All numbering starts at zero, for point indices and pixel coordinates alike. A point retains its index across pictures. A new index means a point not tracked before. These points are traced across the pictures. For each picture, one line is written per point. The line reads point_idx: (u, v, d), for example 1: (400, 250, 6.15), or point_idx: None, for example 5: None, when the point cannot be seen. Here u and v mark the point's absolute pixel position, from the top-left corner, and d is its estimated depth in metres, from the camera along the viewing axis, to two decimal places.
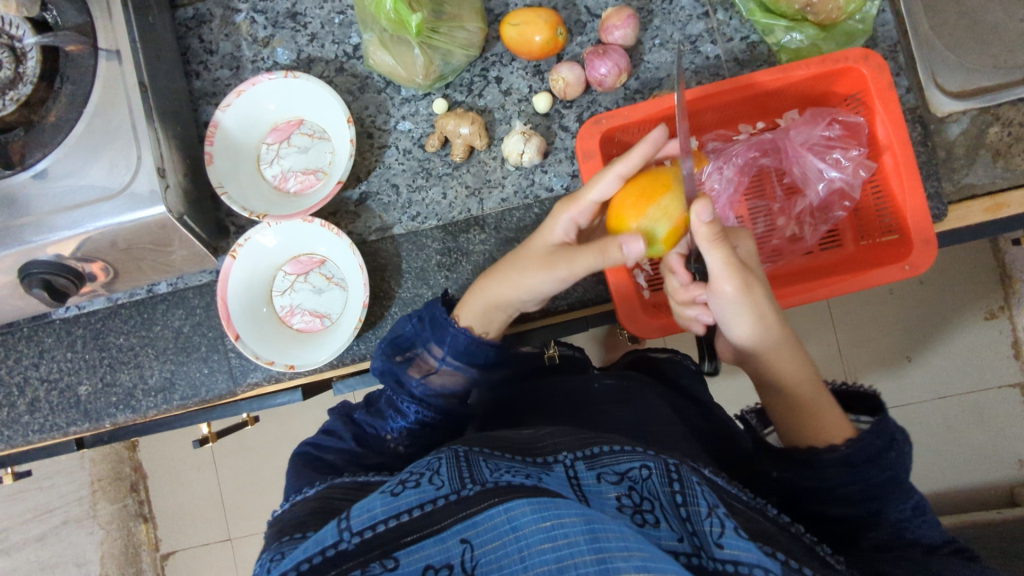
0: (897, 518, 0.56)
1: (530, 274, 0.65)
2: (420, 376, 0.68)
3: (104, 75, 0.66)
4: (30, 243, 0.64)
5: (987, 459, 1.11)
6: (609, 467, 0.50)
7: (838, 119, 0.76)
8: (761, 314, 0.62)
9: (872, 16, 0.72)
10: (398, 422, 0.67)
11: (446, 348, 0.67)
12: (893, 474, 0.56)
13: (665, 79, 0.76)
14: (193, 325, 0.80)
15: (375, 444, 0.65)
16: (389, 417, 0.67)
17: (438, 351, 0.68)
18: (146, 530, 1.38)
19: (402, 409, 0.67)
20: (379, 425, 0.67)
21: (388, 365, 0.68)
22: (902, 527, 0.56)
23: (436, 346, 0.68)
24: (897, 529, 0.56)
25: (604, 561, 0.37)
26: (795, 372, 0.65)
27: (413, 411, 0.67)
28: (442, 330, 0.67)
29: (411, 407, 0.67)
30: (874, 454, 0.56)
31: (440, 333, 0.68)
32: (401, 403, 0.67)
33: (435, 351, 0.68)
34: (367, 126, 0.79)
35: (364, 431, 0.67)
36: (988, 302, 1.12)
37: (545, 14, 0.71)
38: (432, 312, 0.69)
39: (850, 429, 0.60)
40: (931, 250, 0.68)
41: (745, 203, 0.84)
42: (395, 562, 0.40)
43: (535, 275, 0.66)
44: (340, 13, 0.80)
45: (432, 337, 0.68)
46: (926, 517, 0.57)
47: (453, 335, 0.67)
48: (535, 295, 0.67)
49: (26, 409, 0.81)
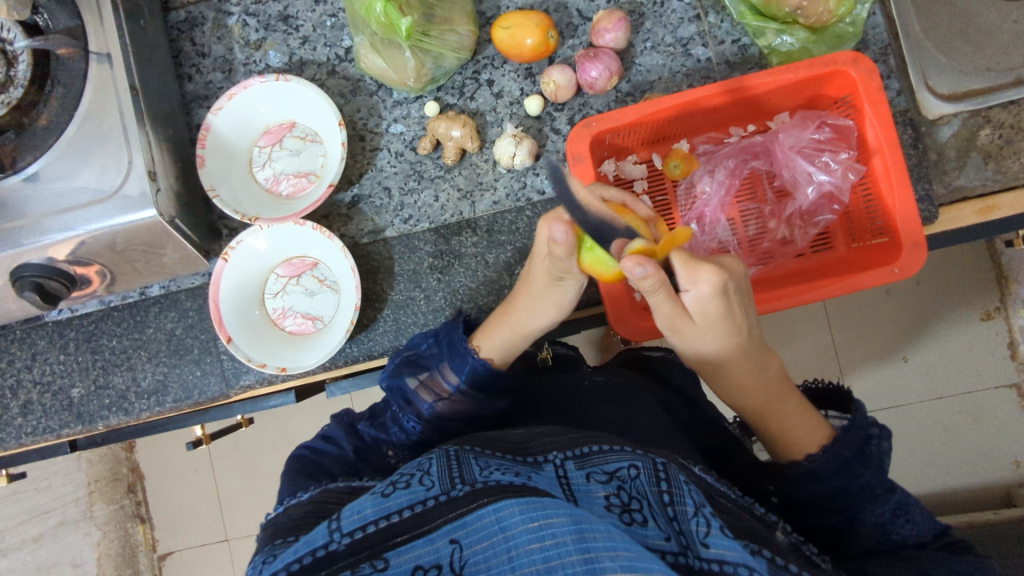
0: (877, 522, 0.57)
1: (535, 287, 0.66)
2: (430, 400, 0.65)
3: (95, 80, 0.66)
4: (22, 247, 0.64)
5: (982, 460, 1.11)
6: (599, 467, 0.49)
7: (827, 122, 0.76)
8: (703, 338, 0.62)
9: (863, 18, 0.72)
10: (401, 438, 0.66)
11: (464, 377, 0.65)
12: (866, 481, 0.57)
13: (656, 82, 0.76)
14: (186, 327, 0.80)
15: (380, 444, 0.65)
16: (393, 433, 0.66)
17: (453, 378, 0.65)
18: (144, 531, 1.37)
19: (406, 426, 0.66)
20: (380, 438, 0.66)
21: (397, 382, 0.66)
22: (886, 531, 0.57)
23: (450, 372, 0.66)
24: (881, 532, 0.57)
25: (591, 561, 0.37)
26: (759, 396, 0.64)
27: (417, 429, 0.66)
28: (460, 358, 0.66)
29: (415, 425, 0.65)
30: (841, 464, 0.58)
31: (458, 361, 0.66)
32: (405, 420, 0.66)
33: (448, 377, 0.66)
34: (359, 129, 0.79)
35: (364, 442, 0.66)
36: (985, 302, 1.12)
37: (535, 17, 0.72)
38: (450, 337, 0.68)
39: (829, 426, 0.62)
40: (921, 253, 0.68)
41: (736, 206, 0.84)
42: (385, 563, 0.40)
43: (549, 305, 0.66)
44: (333, 16, 0.80)
45: (449, 361, 0.66)
46: (907, 516, 0.57)
47: (473, 366, 0.65)
48: (562, 309, 0.67)
49: (20, 412, 0.81)
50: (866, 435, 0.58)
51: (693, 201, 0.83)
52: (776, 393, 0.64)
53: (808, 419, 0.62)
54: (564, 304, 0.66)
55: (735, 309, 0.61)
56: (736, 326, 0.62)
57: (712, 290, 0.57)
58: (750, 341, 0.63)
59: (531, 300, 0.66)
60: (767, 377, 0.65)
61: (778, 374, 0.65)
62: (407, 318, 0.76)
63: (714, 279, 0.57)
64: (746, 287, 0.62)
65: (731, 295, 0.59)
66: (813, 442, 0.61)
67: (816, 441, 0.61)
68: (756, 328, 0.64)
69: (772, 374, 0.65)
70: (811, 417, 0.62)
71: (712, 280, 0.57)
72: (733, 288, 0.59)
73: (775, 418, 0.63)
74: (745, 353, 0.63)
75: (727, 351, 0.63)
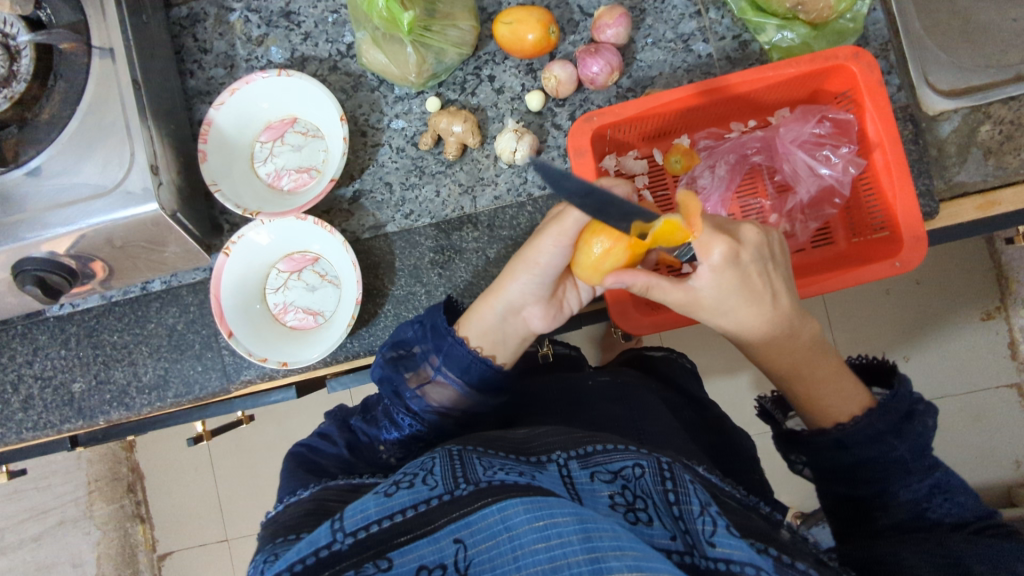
0: (908, 501, 0.57)
1: (530, 241, 0.65)
2: (416, 387, 0.64)
3: (97, 74, 0.66)
4: (24, 241, 0.64)
5: (983, 460, 1.11)
6: (603, 466, 0.50)
7: (827, 116, 0.76)
8: (720, 313, 0.62)
9: (863, 14, 0.73)
10: (391, 434, 0.64)
11: (442, 357, 0.65)
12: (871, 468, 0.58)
13: (657, 78, 0.77)
14: (186, 322, 0.80)
15: (367, 453, 0.63)
16: (383, 428, 0.65)
17: (437, 361, 0.65)
18: (144, 531, 1.37)
19: (396, 420, 0.65)
20: (372, 434, 0.65)
21: (386, 373, 0.66)
22: (905, 515, 0.56)
23: (434, 355, 0.66)
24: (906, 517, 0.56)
25: (597, 561, 0.37)
26: (786, 363, 0.64)
27: (407, 424, 0.64)
28: (441, 337, 0.66)
29: (405, 419, 0.64)
30: (874, 440, 0.58)
31: (440, 343, 0.66)
32: (396, 414, 0.65)
33: (432, 360, 0.65)
34: (360, 124, 0.80)
35: (357, 438, 0.65)
36: (985, 303, 1.12)
37: (537, 12, 0.72)
38: (433, 321, 0.68)
39: (867, 396, 0.62)
40: (922, 246, 0.68)
41: (737, 201, 0.84)
42: (389, 563, 0.40)
43: (523, 267, 0.65)
44: (334, 13, 0.81)
45: (432, 345, 0.66)
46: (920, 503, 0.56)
47: (451, 345, 0.65)
48: (547, 273, 0.64)
49: (20, 407, 0.81)
50: (874, 426, 0.59)
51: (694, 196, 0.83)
52: (808, 359, 0.64)
53: (841, 388, 0.62)
54: (540, 258, 0.63)
55: (754, 280, 0.60)
56: (759, 299, 0.61)
57: (722, 260, 0.59)
58: (778, 313, 0.62)
59: (513, 262, 0.67)
60: (801, 343, 0.63)
61: (809, 341, 0.64)
62: (408, 312, 0.76)
63: (725, 245, 0.58)
64: (767, 251, 0.62)
65: (745, 263, 0.60)
66: (844, 413, 0.61)
67: (848, 410, 0.61)
68: (787, 298, 0.62)
69: (803, 341, 0.63)
70: (846, 390, 0.62)
71: (721, 246, 0.59)
72: (749, 258, 0.60)
73: (804, 384, 0.64)
74: (775, 330, 0.62)
75: (751, 329, 0.62)
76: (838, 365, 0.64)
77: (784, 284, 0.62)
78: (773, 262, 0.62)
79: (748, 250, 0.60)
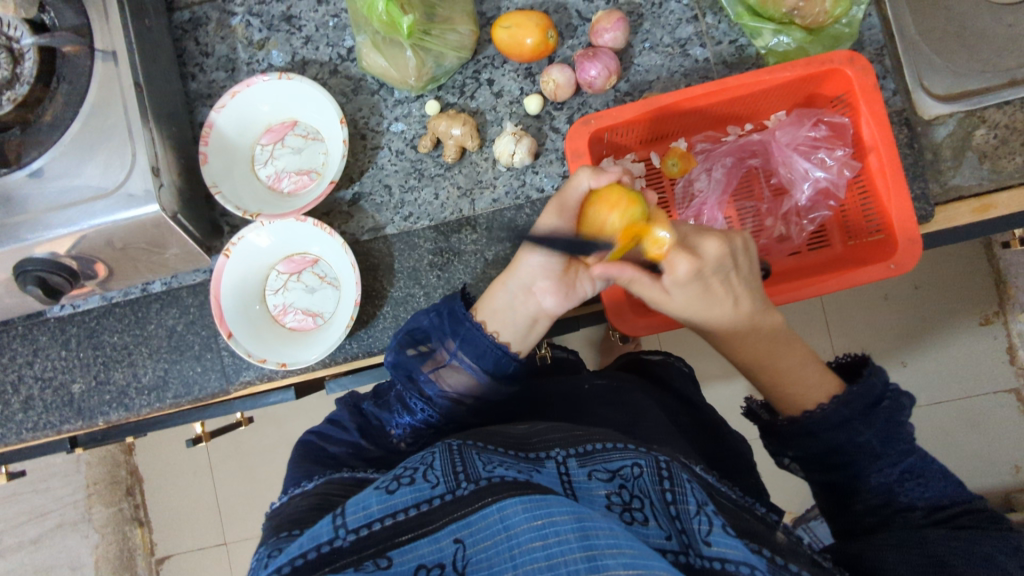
0: (904, 500, 0.57)
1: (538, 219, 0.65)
2: (431, 372, 0.65)
3: (100, 76, 0.66)
4: (25, 241, 0.64)
5: (984, 465, 1.11)
6: (601, 465, 0.50)
7: (823, 120, 0.77)
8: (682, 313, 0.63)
9: (858, 19, 0.73)
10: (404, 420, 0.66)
11: (459, 341, 0.65)
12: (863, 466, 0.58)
13: (655, 82, 0.77)
14: (187, 323, 0.81)
15: (379, 438, 0.65)
16: (397, 411, 0.66)
17: (453, 346, 0.66)
18: (142, 535, 1.36)
19: (410, 405, 0.66)
20: (384, 418, 0.66)
21: (402, 359, 0.67)
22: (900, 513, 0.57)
23: (450, 340, 0.66)
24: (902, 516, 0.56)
25: (594, 559, 0.37)
26: (749, 351, 0.66)
27: (421, 409, 0.65)
28: (457, 323, 0.66)
29: (419, 404, 0.65)
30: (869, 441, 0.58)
31: (459, 329, 0.66)
32: (409, 399, 0.66)
33: (448, 345, 0.66)
34: (360, 127, 0.80)
35: (369, 422, 0.67)
36: (983, 307, 1.12)
37: (536, 17, 0.72)
38: (450, 307, 0.67)
39: (833, 386, 0.63)
40: (916, 248, 0.68)
41: (734, 204, 0.85)
42: (388, 561, 0.40)
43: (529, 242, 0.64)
44: (335, 17, 0.82)
45: (449, 330, 0.66)
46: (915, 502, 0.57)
47: (468, 330, 0.65)
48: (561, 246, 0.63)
49: (20, 407, 0.81)
50: (870, 425, 0.59)
51: (691, 199, 0.84)
52: (767, 347, 0.65)
53: (805, 377, 0.64)
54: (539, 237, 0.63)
55: (716, 287, 0.61)
56: (722, 304, 0.62)
57: (686, 276, 0.59)
58: (739, 314, 0.63)
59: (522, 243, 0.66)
60: (760, 335, 0.65)
61: (771, 331, 0.65)
62: (406, 314, 0.77)
63: (689, 263, 0.58)
64: (729, 261, 0.61)
65: (707, 274, 0.60)
66: (810, 400, 0.63)
67: (816, 400, 0.62)
68: (749, 299, 0.63)
69: (763, 331, 0.65)
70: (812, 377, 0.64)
71: (689, 261, 0.58)
72: (711, 270, 0.60)
73: (767, 368, 0.66)
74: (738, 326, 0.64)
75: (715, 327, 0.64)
76: (803, 351, 0.65)
77: (747, 287, 0.63)
78: (738, 269, 0.62)
79: (709, 263, 0.60)
